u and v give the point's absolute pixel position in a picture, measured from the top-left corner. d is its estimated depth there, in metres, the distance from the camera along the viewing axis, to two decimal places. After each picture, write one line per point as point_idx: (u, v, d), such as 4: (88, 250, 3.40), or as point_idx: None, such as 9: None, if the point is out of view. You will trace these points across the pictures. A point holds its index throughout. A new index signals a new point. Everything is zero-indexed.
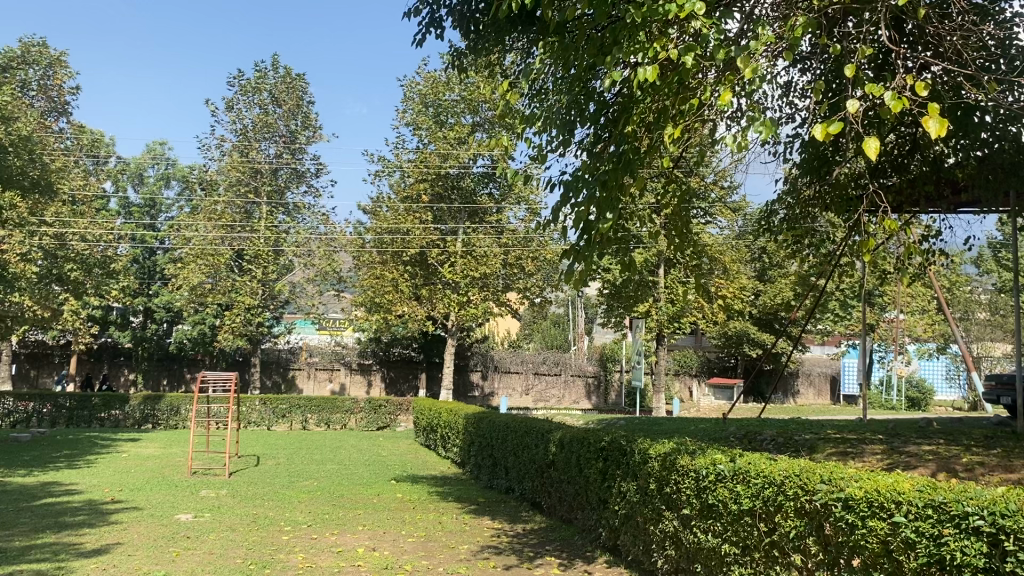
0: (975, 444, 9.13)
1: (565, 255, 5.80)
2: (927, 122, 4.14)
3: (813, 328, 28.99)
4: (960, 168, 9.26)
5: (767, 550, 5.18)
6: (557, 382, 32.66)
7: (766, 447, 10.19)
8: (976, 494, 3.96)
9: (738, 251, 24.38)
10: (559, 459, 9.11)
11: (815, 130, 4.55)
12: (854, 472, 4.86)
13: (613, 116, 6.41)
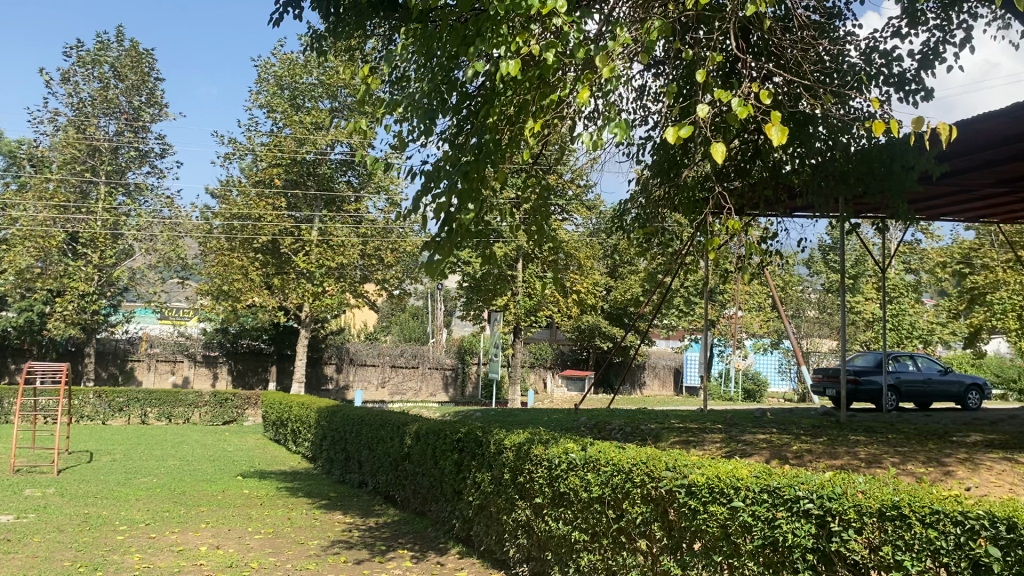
0: (804, 433, 9.78)
1: (425, 247, 5.72)
2: (769, 130, 4.34)
3: (660, 323, 30.24)
4: (796, 175, 9.89)
5: (615, 536, 5.35)
6: (414, 374, 32.37)
7: (614, 436, 10.56)
8: (806, 479, 4.23)
9: (593, 247, 25.08)
10: (414, 451, 9.05)
11: (667, 133, 4.67)
12: (697, 459, 5.09)
13: (473, 109, 6.40)
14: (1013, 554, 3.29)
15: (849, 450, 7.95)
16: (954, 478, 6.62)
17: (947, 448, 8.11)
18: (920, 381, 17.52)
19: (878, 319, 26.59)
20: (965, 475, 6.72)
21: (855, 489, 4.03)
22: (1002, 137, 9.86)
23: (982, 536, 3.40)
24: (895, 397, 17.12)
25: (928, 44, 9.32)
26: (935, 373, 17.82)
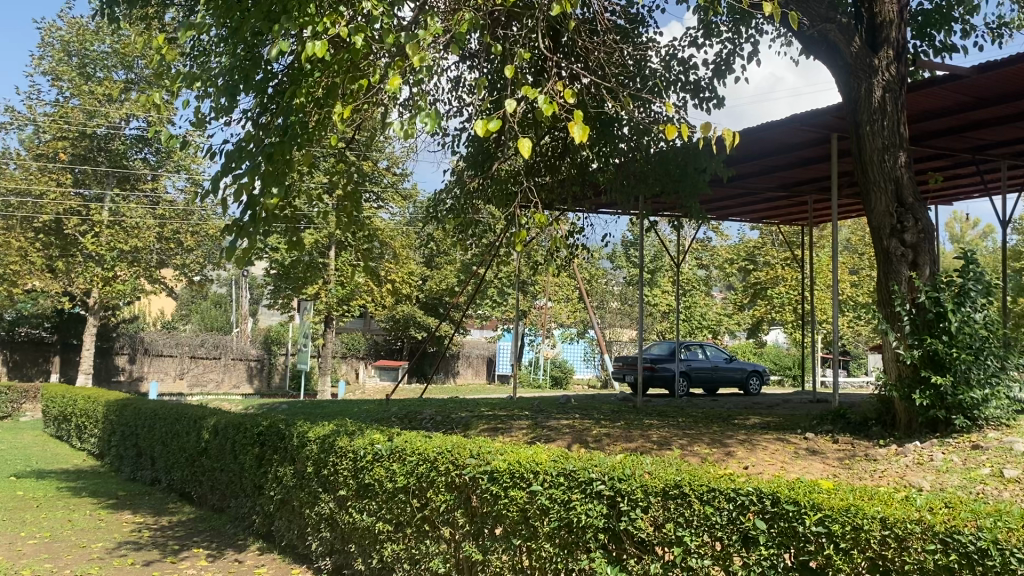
0: (604, 418, 10.28)
1: (227, 231, 5.42)
2: (572, 129, 4.38)
3: (473, 313, 30.63)
4: (602, 173, 10.33)
5: (418, 525, 5.37)
6: (215, 366, 30.76)
7: (424, 425, 10.61)
8: (600, 462, 4.44)
9: (408, 237, 25.01)
10: (212, 445, 8.64)
11: (475, 125, 4.67)
12: (499, 447, 5.20)
13: (279, 88, 6.19)
14: (776, 526, 3.60)
15: (643, 434, 8.44)
16: (734, 458, 7.19)
17: (730, 430, 8.79)
18: (707, 368, 18.88)
19: (673, 310, 28.31)
20: (744, 455, 7.31)
21: (642, 470, 4.28)
22: (782, 144, 10.78)
23: (750, 510, 3.70)
24: (685, 383, 18.33)
25: (721, 55, 10.04)
26: (721, 361, 19.26)
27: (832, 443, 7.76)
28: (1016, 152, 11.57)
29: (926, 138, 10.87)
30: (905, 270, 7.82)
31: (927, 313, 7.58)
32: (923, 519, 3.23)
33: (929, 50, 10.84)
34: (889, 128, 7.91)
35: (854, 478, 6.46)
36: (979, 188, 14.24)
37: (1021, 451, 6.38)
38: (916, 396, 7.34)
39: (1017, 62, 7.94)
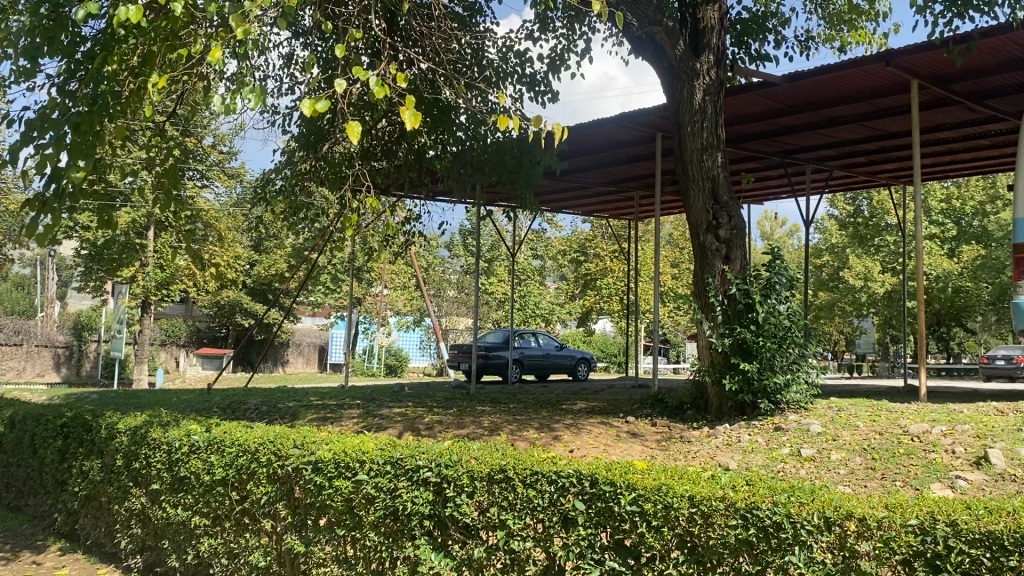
0: (436, 406, 10.27)
1: (25, 206, 4.95)
2: (403, 114, 4.28)
3: (304, 299, 29.83)
4: (438, 160, 10.32)
5: (237, 518, 5.16)
6: (16, 353, 28.21)
7: (249, 415, 10.21)
8: (427, 449, 4.44)
9: (235, 219, 23.97)
10: (8, 439, 7.94)
11: (302, 104, 4.48)
12: (325, 437, 5.08)
13: (90, 54, 5.75)
14: (594, 506, 3.73)
15: (474, 420, 8.53)
16: (560, 442, 7.37)
17: (558, 415, 9.03)
18: (539, 355, 19.34)
19: (508, 299, 28.72)
20: (570, 439, 7.51)
21: (469, 456, 4.32)
22: (612, 141, 11.16)
23: (570, 492, 3.82)
24: (518, 370, 18.69)
25: (556, 50, 10.23)
26: (552, 348, 19.78)
27: (650, 426, 8.14)
28: (819, 156, 12.57)
29: (741, 140, 11.59)
30: (719, 263, 8.30)
31: (737, 304, 8.09)
32: (727, 496, 3.43)
33: (746, 57, 11.52)
34: (708, 130, 8.37)
35: (670, 460, 6.78)
36: (787, 189, 15.38)
37: (817, 432, 6.94)
38: (727, 380, 7.81)
39: (821, 73, 8.60)
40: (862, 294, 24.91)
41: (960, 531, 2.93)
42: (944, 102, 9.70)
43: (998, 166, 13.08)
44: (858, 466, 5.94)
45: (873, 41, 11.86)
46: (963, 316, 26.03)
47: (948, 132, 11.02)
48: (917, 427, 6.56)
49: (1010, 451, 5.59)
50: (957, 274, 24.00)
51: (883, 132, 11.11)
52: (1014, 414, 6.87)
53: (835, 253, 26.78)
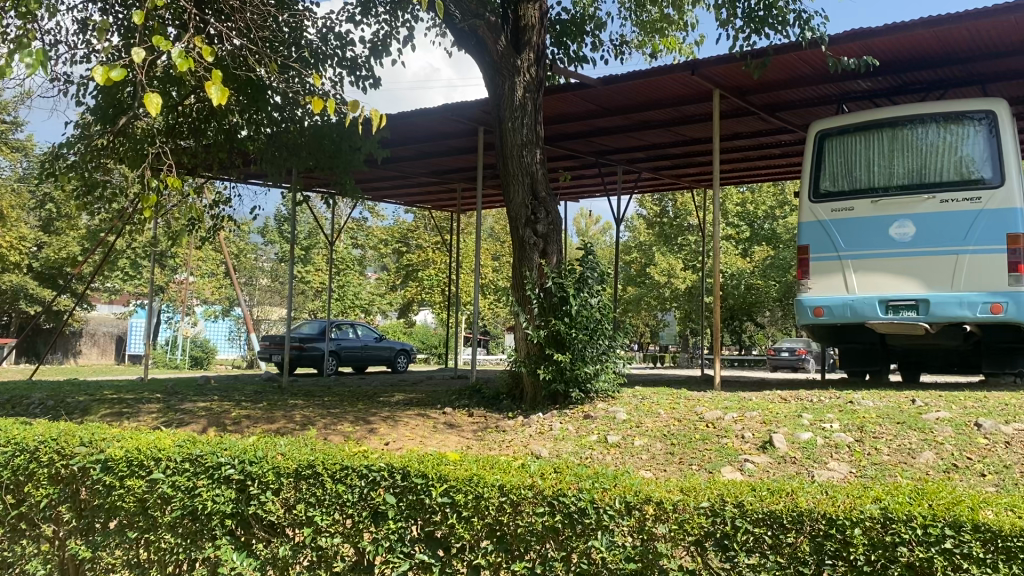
0: (244, 400, 9.81)
1: None
2: (209, 89, 4.01)
3: (100, 286, 27.67)
4: (251, 142, 9.88)
5: (12, 524, 4.68)
6: None
7: (31, 411, 9.31)
8: (230, 445, 4.22)
9: (19, 195, 21.83)
10: None
11: (94, 72, 4.10)
12: (117, 434, 4.71)
13: None
14: (404, 499, 3.69)
15: (286, 414, 8.23)
16: (375, 435, 7.25)
17: (373, 408, 8.90)
18: (357, 347, 19.00)
19: (325, 288, 28.03)
20: (385, 432, 7.41)
21: (276, 451, 4.16)
22: (433, 131, 11.12)
23: (381, 486, 3.76)
24: (334, 363, 18.27)
25: (378, 35, 10.06)
26: (371, 340, 19.50)
27: (467, 417, 8.20)
28: (630, 158, 13.15)
29: (559, 138, 11.90)
30: (536, 256, 8.47)
31: (552, 297, 8.30)
32: (536, 484, 3.49)
33: (565, 57, 11.84)
34: (527, 126, 8.52)
35: (484, 449, 6.84)
36: (601, 188, 15.97)
37: (622, 419, 7.25)
38: (540, 370, 8.00)
39: (634, 78, 8.97)
40: (667, 290, 26.37)
41: (746, 511, 3.13)
42: (742, 111, 10.40)
43: (788, 174, 14.23)
44: (659, 451, 6.26)
45: (681, 50, 12.53)
46: (753, 312, 28.21)
47: (745, 140, 11.83)
48: (712, 414, 7.01)
49: (792, 435, 6.07)
50: (749, 273, 26.02)
51: (688, 137, 11.76)
52: (795, 401, 7.49)
53: (642, 250, 28.20)
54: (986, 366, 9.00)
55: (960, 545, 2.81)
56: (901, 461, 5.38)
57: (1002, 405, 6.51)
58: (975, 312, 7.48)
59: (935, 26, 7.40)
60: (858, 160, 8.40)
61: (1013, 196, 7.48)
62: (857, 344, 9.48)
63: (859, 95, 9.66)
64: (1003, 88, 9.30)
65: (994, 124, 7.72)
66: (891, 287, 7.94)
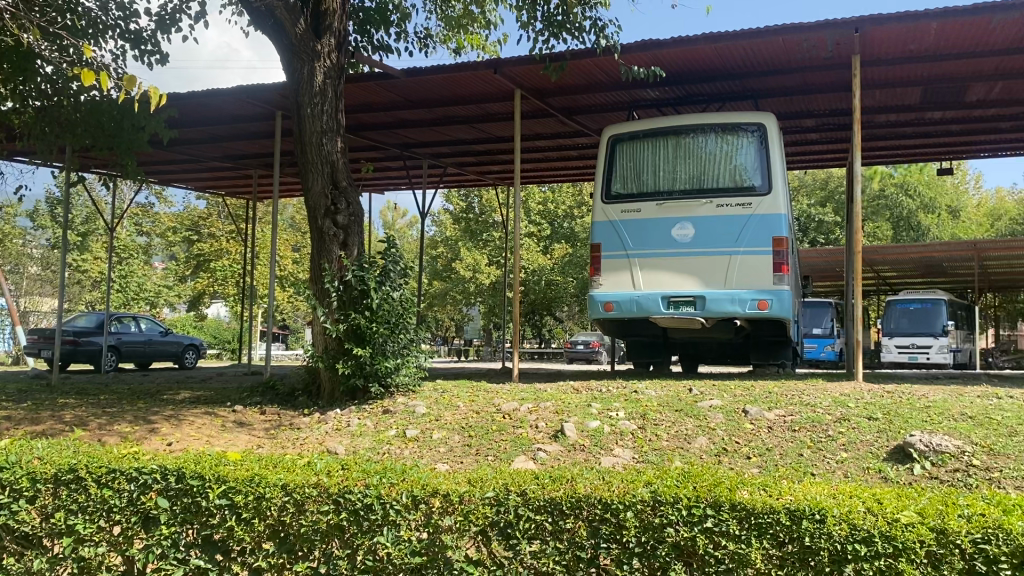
0: (4, 399, 8.87)
1: None
2: None
3: None
4: (16, 115, 8.97)
5: None
6: None
7: None
8: None
9: None
10: None
11: None
12: None
13: None
14: (179, 503, 3.53)
15: (55, 414, 7.54)
16: (156, 435, 6.77)
17: (155, 406, 8.34)
18: (140, 342, 17.77)
19: (105, 278, 25.95)
20: (168, 431, 6.95)
21: (31, 455, 3.87)
22: (228, 114, 10.59)
23: (152, 490, 3.58)
24: (114, 358, 17.02)
25: (165, 8, 9.42)
26: (156, 334, 18.30)
27: (259, 415, 7.87)
28: (435, 152, 13.16)
29: (362, 128, 11.69)
30: (336, 249, 8.27)
31: (352, 290, 8.10)
32: (320, 482, 3.41)
33: (368, 46, 11.65)
34: (327, 114, 8.31)
35: (277, 447, 6.59)
36: (406, 181, 15.89)
37: (421, 413, 7.24)
38: (338, 365, 7.83)
39: (435, 72, 8.99)
40: (471, 285, 26.71)
41: (527, 500, 3.21)
42: (541, 113, 10.69)
43: (585, 174, 14.82)
44: (456, 444, 6.29)
45: (484, 47, 12.69)
46: (553, 306, 29.18)
47: (544, 141, 12.19)
48: (508, 406, 7.15)
49: (582, 424, 6.31)
50: (549, 269, 26.84)
51: (490, 135, 11.96)
52: (586, 391, 7.81)
53: (448, 245, 28.35)
54: (755, 357, 9.88)
55: (718, 524, 3.04)
56: (679, 446, 5.73)
57: (767, 392, 7.12)
58: (744, 308, 8.17)
59: (716, 41, 7.94)
60: (645, 165, 8.87)
61: (779, 203, 8.23)
62: (642, 337, 10.03)
63: (648, 103, 10.20)
64: (773, 103, 10.17)
65: (764, 137, 8.42)
66: (673, 285, 8.47)
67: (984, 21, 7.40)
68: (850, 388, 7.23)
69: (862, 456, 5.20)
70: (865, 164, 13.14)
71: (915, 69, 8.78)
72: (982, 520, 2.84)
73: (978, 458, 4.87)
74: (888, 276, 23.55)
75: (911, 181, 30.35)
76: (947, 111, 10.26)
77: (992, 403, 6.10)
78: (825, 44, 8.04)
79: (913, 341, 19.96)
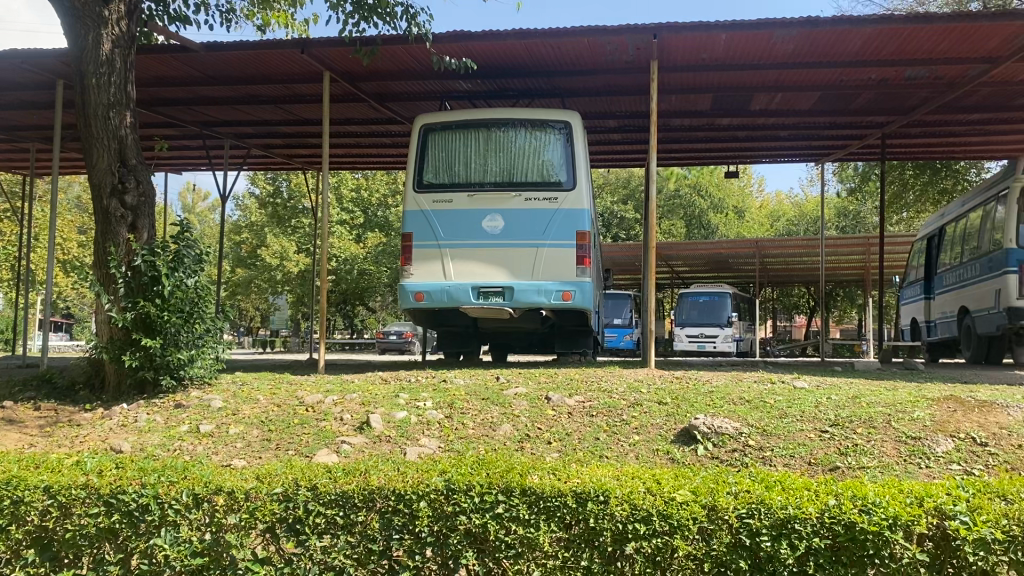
0: None
1: None
2: None
3: None
4: None
5: None
6: None
7: None
8: None
9: None
10: None
11: None
12: None
13: None
14: None
15: None
16: None
17: None
18: None
19: None
20: None
21: None
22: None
23: None
24: None
25: None
26: None
27: (33, 411, 7.20)
28: (238, 132, 12.56)
29: (157, 103, 10.95)
30: (124, 231, 7.69)
31: (141, 277, 7.52)
32: (89, 483, 3.31)
33: (164, 15, 10.92)
34: (115, 85, 7.71)
35: (51, 447, 6.03)
36: (205, 161, 15.04)
37: (218, 407, 6.86)
38: (125, 357, 7.28)
39: (238, 49, 8.57)
40: (277, 273, 25.78)
41: (318, 494, 3.21)
42: (350, 97, 10.46)
43: (396, 163, 14.68)
44: (255, 439, 6.01)
45: (292, 26, 12.24)
46: (364, 296, 28.78)
47: (355, 126, 11.94)
48: (312, 398, 6.95)
49: (388, 415, 6.24)
50: (361, 258, 26.39)
51: (298, 117, 11.56)
52: (394, 381, 7.75)
53: (253, 231, 27.24)
54: (560, 347, 10.20)
55: (509, 509, 3.13)
56: (483, 433, 5.80)
57: (568, 379, 7.38)
58: (549, 299, 8.42)
59: (526, 38, 8.09)
60: (455, 155, 8.87)
61: (583, 198, 8.56)
62: (452, 327, 10.08)
63: (458, 94, 10.26)
64: (577, 102, 10.53)
65: (569, 134, 8.74)
66: (482, 275, 8.55)
67: (767, 36, 8.01)
68: (644, 375, 7.62)
69: (652, 438, 5.48)
70: (661, 164, 13.90)
71: (707, 77, 9.38)
72: (747, 497, 3.08)
73: (753, 438, 5.27)
74: (681, 270, 25.13)
75: (703, 182, 32.53)
76: (734, 118, 11.04)
77: (766, 388, 6.65)
78: (627, 47, 8.42)
79: (702, 331, 21.38)
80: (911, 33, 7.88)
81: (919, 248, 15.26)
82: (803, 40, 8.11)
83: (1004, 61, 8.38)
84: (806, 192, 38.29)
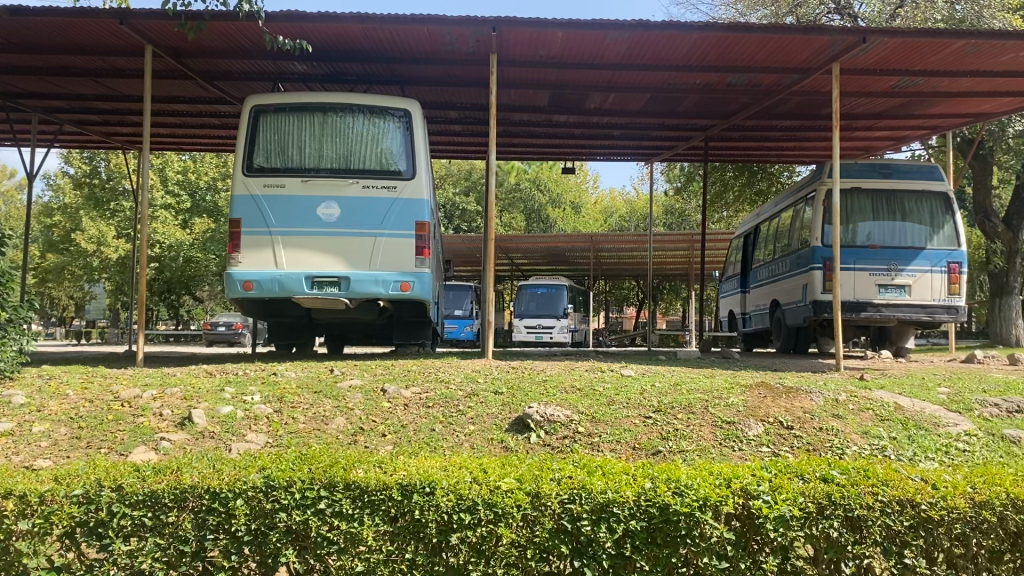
0: None
1: None
2: None
3: None
4: None
5: None
6: None
7: None
8: None
9: None
10: None
11: None
12: None
13: None
14: None
15: None
16: None
17: None
18: None
19: None
20: None
21: None
22: None
23: None
24: None
25: None
26: None
27: None
28: (48, 106, 11.57)
29: None
30: None
31: None
32: None
33: None
34: None
35: None
36: (10, 136, 13.78)
37: (19, 403, 6.28)
38: None
39: (47, 15, 7.90)
40: (95, 259, 24.08)
41: (124, 495, 3.08)
42: (176, 74, 9.89)
43: (226, 146, 14.02)
44: (63, 437, 5.55)
45: None
46: (191, 285, 27.38)
47: (182, 105, 11.30)
48: (128, 393, 6.51)
49: (212, 409, 5.94)
50: (188, 245, 25.10)
51: (117, 92, 10.80)
52: (219, 374, 7.41)
53: (66, 214, 25.29)
54: (398, 338, 10.07)
55: (331, 504, 3.08)
56: (315, 427, 5.65)
57: (404, 370, 7.31)
58: (387, 290, 8.35)
59: (364, 22, 7.92)
60: (289, 139, 8.53)
61: (421, 188, 8.53)
62: (284, 318, 9.74)
63: (293, 77, 9.92)
64: (417, 91, 10.45)
65: (408, 124, 8.68)
66: (317, 264, 8.32)
67: (601, 36, 8.24)
68: (481, 365, 7.68)
69: (486, 428, 5.52)
70: (500, 158, 14.05)
71: (545, 73, 9.55)
72: (569, 482, 3.17)
73: (582, 425, 5.41)
74: (519, 263, 25.57)
75: (541, 177, 33.22)
76: (570, 115, 11.31)
77: (596, 377, 6.86)
78: (467, 39, 8.43)
79: (538, 322, 21.81)
80: (732, 41, 8.35)
81: (737, 245, 16.22)
82: (636, 42, 8.41)
83: (814, 72, 9.03)
84: (638, 190, 39.93)
